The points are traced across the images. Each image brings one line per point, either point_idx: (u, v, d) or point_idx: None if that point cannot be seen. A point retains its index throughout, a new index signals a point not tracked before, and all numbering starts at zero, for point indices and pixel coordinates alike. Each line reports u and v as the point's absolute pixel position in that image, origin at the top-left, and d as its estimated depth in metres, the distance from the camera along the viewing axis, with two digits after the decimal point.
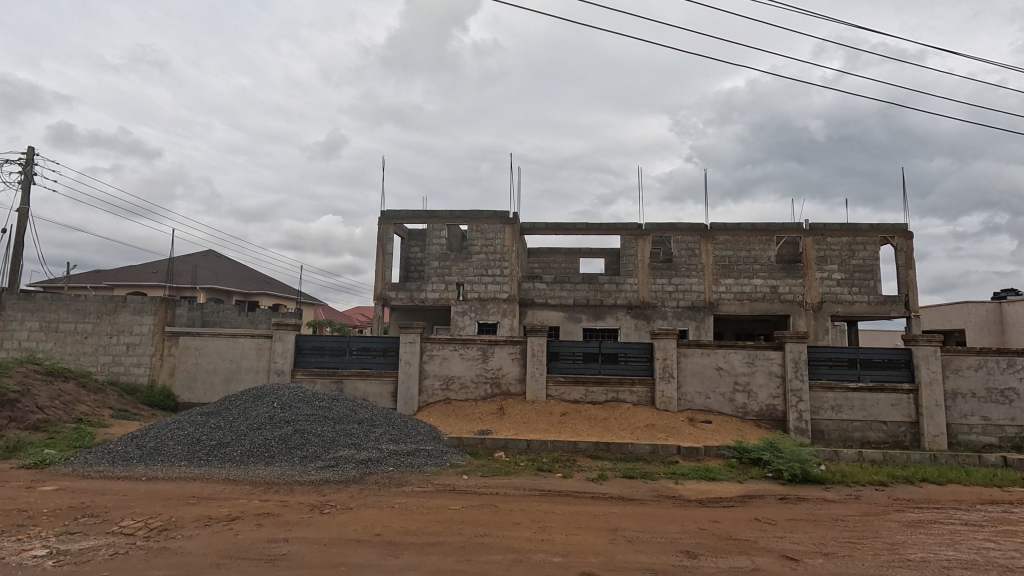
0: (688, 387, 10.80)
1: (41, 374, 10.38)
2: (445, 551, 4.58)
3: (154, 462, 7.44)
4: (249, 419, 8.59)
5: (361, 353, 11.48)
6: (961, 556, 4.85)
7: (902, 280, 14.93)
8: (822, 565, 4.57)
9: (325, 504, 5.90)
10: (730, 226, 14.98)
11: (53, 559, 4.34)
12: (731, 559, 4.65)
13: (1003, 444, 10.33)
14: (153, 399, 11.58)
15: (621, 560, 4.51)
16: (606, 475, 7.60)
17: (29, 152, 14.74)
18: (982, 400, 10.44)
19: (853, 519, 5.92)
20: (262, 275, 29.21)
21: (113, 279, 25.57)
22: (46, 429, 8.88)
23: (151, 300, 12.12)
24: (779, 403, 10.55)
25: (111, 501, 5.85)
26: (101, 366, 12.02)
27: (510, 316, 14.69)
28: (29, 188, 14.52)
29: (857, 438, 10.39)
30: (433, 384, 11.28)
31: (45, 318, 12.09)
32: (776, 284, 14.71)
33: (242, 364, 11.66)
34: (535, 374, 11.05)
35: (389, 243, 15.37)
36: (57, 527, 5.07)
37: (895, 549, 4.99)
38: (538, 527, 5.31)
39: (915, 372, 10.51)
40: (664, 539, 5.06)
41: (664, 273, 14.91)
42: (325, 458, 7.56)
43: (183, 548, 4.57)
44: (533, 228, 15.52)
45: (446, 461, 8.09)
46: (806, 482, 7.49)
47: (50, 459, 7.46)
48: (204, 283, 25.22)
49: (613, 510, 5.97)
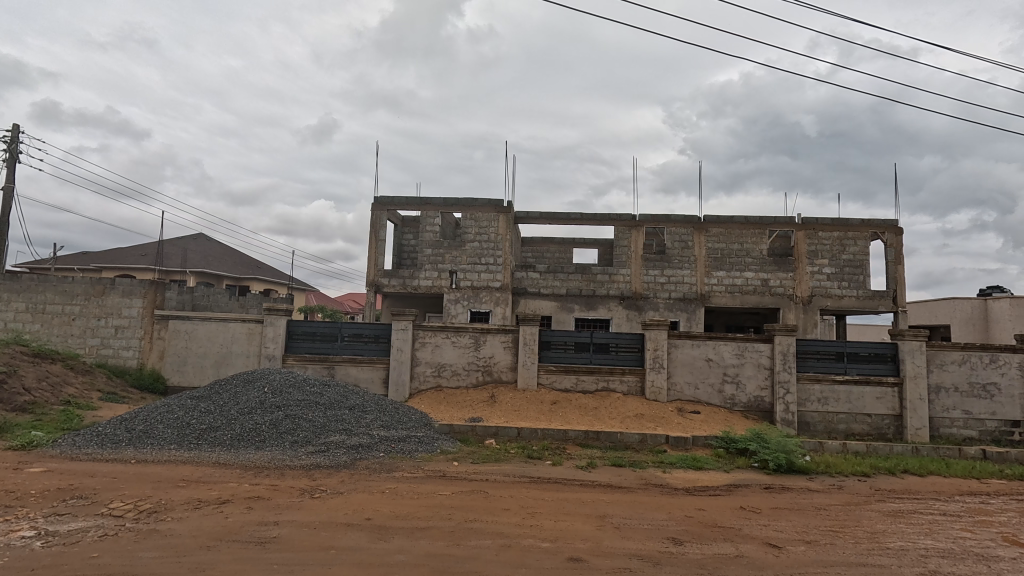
0: (677, 377, 10.93)
1: (28, 355, 10.27)
2: (435, 535, 4.64)
3: (143, 445, 7.42)
4: (240, 403, 8.58)
5: (353, 339, 11.47)
6: (938, 545, 4.96)
7: (890, 275, 15.10)
8: (804, 552, 4.67)
9: (315, 488, 5.95)
10: (724, 219, 15.00)
11: (42, 539, 4.35)
12: (716, 545, 4.75)
13: (982, 437, 10.57)
14: (142, 382, 11.51)
15: (608, 546, 4.58)
16: (596, 462, 7.69)
17: (14, 129, 14.44)
18: (965, 394, 10.63)
19: (835, 507, 6.07)
20: (253, 260, 29.01)
21: (101, 262, 25.31)
22: (34, 411, 8.79)
23: (139, 282, 12.01)
24: (766, 395, 10.69)
25: (101, 484, 5.83)
26: (89, 349, 11.93)
27: (502, 305, 14.70)
28: (15, 167, 14.26)
29: (842, 430, 10.58)
30: (424, 371, 11.30)
31: (32, 299, 11.99)
32: (768, 277, 14.85)
33: (233, 349, 11.61)
34: (527, 363, 11.11)
35: (382, 229, 15.30)
36: (47, 508, 5.07)
37: (876, 537, 5.12)
38: (528, 513, 5.38)
39: (900, 366, 10.67)
40: (650, 526, 5.15)
41: (657, 265, 14.98)
42: (316, 442, 7.59)
43: (173, 530, 4.58)
44: (528, 217, 15.49)
45: (436, 447, 8.16)
46: (790, 472, 7.63)
47: (37, 442, 7.39)
48: (194, 267, 24.98)
49: (600, 498, 6.04)
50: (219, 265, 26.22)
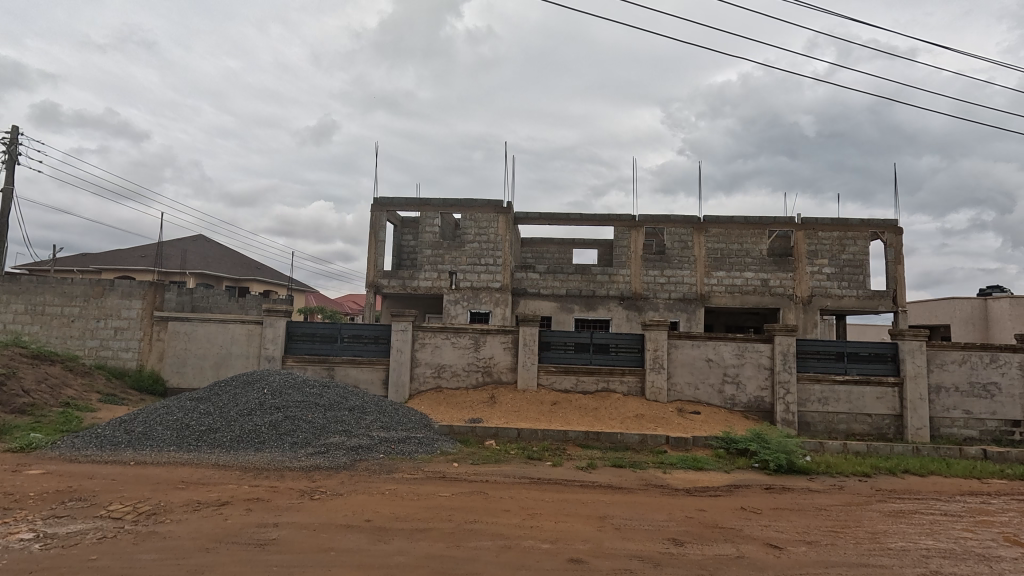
0: (677, 377, 10.91)
1: (27, 357, 10.26)
2: (434, 537, 4.62)
3: (142, 446, 7.41)
4: (240, 404, 8.57)
5: (352, 340, 11.45)
6: (940, 546, 4.95)
7: (891, 274, 15.09)
8: (805, 552, 4.66)
9: (315, 489, 5.94)
10: (724, 219, 14.99)
11: (40, 542, 4.33)
12: (717, 546, 4.73)
13: (983, 437, 10.57)
14: (142, 383, 11.49)
15: (608, 546, 4.57)
16: (596, 463, 7.68)
17: (13, 131, 14.44)
18: (965, 393, 10.62)
19: (836, 508, 6.05)
20: (252, 261, 28.97)
21: (101, 263, 25.32)
22: (33, 413, 8.77)
23: (139, 283, 12.00)
24: (766, 395, 10.68)
25: (100, 486, 5.82)
26: (89, 350, 11.92)
27: (502, 306, 14.69)
28: (14, 168, 14.25)
29: (843, 430, 10.57)
30: (424, 372, 11.29)
31: (31, 300, 11.98)
32: (768, 277, 14.84)
33: (232, 350, 11.59)
34: (528, 363, 11.10)
35: (381, 229, 15.29)
36: (45, 510, 5.05)
37: (877, 538, 5.10)
38: (527, 515, 5.35)
39: (900, 366, 10.66)
40: (651, 526, 5.14)
41: (657, 265, 14.98)
42: (316, 444, 7.57)
43: (172, 532, 4.57)
44: (528, 218, 15.49)
45: (436, 448, 8.14)
46: (791, 472, 7.62)
47: (36, 443, 7.37)
48: (194, 268, 24.98)
49: (599, 498, 6.03)
50: (219, 266, 26.22)
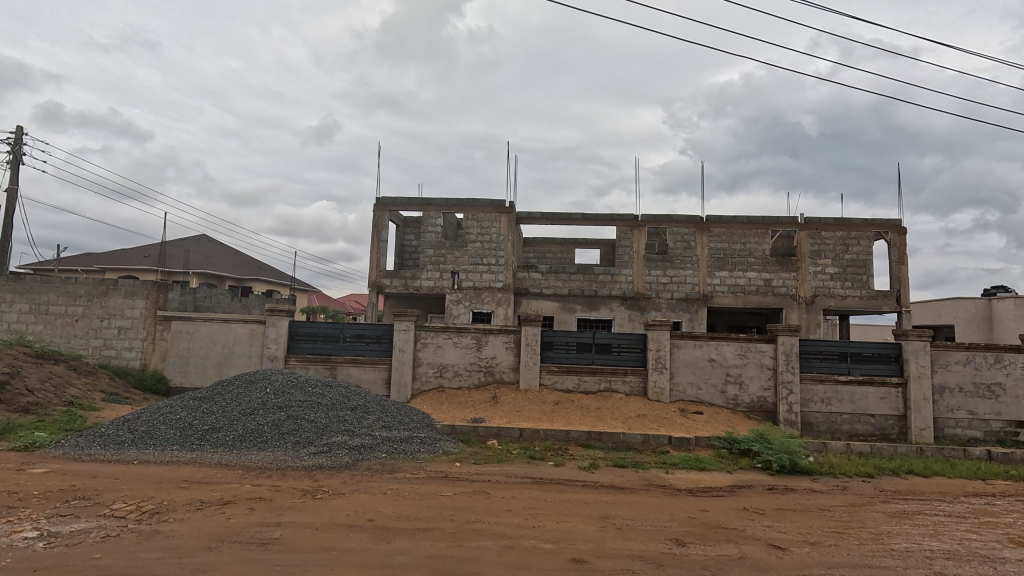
0: (680, 377, 10.89)
1: (31, 356, 10.29)
2: (436, 536, 4.62)
3: (145, 445, 7.43)
4: (242, 404, 8.58)
5: (354, 340, 11.46)
6: (944, 547, 4.93)
7: (894, 274, 15.03)
8: (808, 553, 4.64)
9: (317, 489, 5.95)
10: (726, 219, 14.97)
11: (43, 540, 4.34)
12: (719, 546, 4.72)
13: (987, 438, 10.52)
14: (145, 383, 11.52)
15: (611, 547, 4.56)
16: (598, 463, 7.67)
17: (17, 131, 14.49)
18: (969, 394, 10.58)
19: (839, 508, 6.03)
20: (255, 261, 29.04)
21: (104, 263, 25.42)
22: (37, 412, 8.80)
23: (142, 283, 12.03)
24: (769, 395, 10.66)
25: (103, 484, 5.83)
26: (92, 349, 11.95)
27: (504, 305, 14.69)
28: (18, 168, 14.31)
29: (846, 430, 10.54)
30: (426, 371, 11.29)
31: (35, 300, 12.02)
32: (771, 277, 14.81)
33: (235, 350, 11.62)
34: (530, 363, 11.09)
35: (383, 229, 15.30)
36: (49, 509, 5.07)
37: (880, 539, 5.08)
38: (529, 515, 5.34)
39: (904, 366, 10.62)
40: (653, 527, 5.13)
41: (659, 265, 14.95)
42: (318, 443, 7.57)
43: (174, 531, 4.57)
44: (531, 218, 15.49)
45: (439, 448, 8.14)
46: (793, 472, 7.60)
47: (40, 442, 7.39)
48: (197, 267, 25.04)
49: (602, 498, 6.02)
50: (222, 266, 26.28)
